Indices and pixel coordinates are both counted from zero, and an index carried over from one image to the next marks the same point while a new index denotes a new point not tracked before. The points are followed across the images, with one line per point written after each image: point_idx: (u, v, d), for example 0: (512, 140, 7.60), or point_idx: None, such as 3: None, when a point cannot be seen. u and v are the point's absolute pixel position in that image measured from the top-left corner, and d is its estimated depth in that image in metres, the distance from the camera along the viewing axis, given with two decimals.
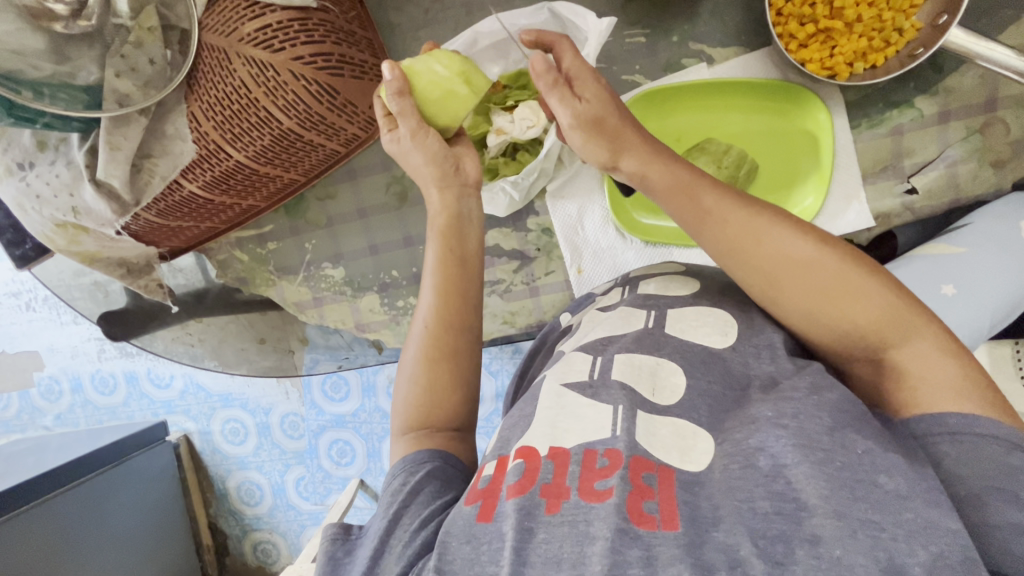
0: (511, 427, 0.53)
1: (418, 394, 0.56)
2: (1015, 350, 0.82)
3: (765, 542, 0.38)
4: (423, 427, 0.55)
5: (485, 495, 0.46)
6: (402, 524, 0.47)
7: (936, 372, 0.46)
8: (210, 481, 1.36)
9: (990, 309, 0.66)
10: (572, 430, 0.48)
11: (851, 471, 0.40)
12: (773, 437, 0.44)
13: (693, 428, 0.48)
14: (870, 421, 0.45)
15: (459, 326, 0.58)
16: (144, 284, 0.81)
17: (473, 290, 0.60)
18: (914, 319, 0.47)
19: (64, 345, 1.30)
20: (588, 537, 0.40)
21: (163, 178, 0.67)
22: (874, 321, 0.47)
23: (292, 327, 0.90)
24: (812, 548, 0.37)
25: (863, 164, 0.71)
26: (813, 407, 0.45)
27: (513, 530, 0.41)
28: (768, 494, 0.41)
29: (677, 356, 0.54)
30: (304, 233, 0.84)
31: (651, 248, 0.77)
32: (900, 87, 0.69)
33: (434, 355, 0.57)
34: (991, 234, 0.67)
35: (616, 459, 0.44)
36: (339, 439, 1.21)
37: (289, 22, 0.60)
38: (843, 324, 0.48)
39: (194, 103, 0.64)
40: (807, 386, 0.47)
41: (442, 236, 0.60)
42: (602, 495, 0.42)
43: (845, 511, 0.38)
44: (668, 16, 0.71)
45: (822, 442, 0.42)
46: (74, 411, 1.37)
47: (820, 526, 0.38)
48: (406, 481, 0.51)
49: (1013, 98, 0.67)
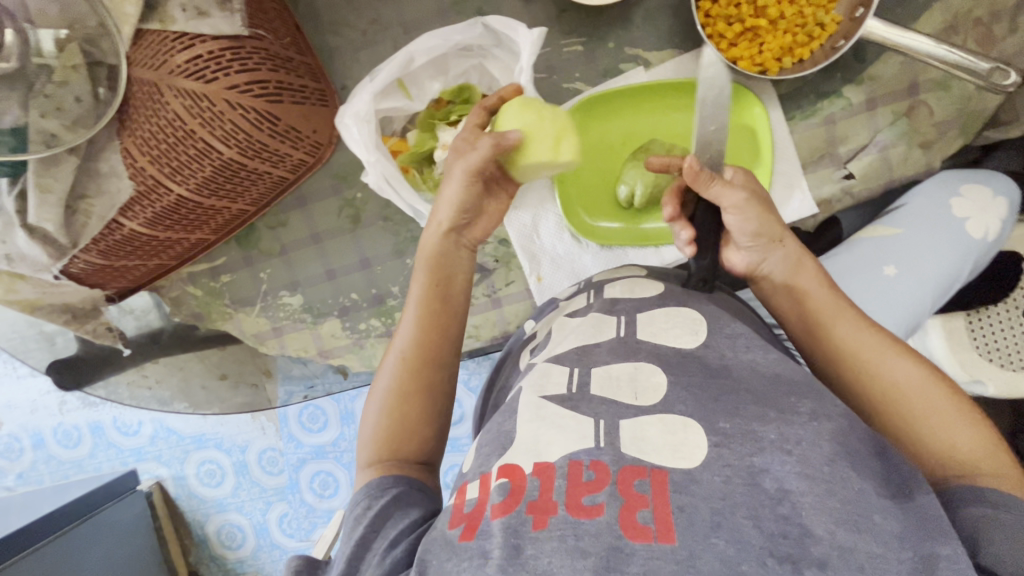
0: (489, 443, 0.52)
1: (388, 428, 0.55)
2: (969, 322, 0.89)
3: (773, 560, 0.39)
4: (393, 456, 0.54)
5: (468, 517, 0.45)
6: (372, 548, 0.47)
7: (956, 439, 0.49)
8: (188, 527, 1.30)
9: (929, 284, 0.72)
10: (554, 442, 0.47)
11: (852, 505, 0.41)
12: (777, 460, 0.44)
13: (683, 421, 0.48)
14: (860, 448, 0.46)
15: (436, 360, 0.58)
16: (93, 329, 0.79)
17: (456, 324, 0.60)
18: (935, 385, 0.52)
19: (23, 400, 1.25)
20: (578, 551, 0.39)
21: (101, 219, 0.64)
22: (896, 374, 0.53)
23: (257, 358, 0.88)
24: (820, 571, 0.38)
25: (801, 154, 0.73)
26: (813, 435, 0.45)
27: (499, 548, 0.40)
28: (774, 516, 0.41)
29: (653, 357, 0.54)
30: (258, 263, 0.83)
31: (608, 252, 0.78)
32: (828, 78, 0.72)
33: (409, 390, 0.56)
34: (921, 214, 0.73)
35: (603, 473, 0.44)
36: (321, 470, 1.18)
37: (220, 51, 0.59)
38: (871, 369, 0.54)
39: (127, 139, 0.61)
40: (806, 411, 0.48)
41: (429, 273, 0.60)
42: (592, 511, 0.42)
43: (851, 546, 0.39)
44: (602, 23, 0.73)
45: (823, 472, 0.43)
46: (37, 468, 1.30)
47: (826, 552, 0.39)
48: (370, 506, 0.50)
49: (934, 81, 0.69)
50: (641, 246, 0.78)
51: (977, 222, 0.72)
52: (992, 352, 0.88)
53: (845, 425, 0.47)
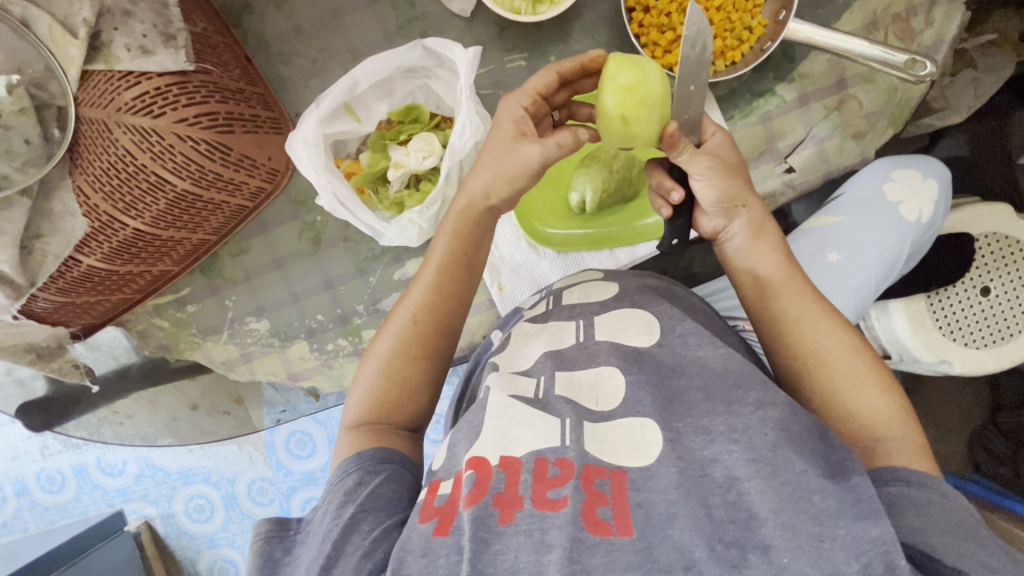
0: (459, 436, 0.52)
1: (384, 389, 0.57)
2: (929, 303, 0.90)
3: (722, 546, 0.40)
4: (385, 418, 0.56)
5: (441, 512, 0.44)
6: (360, 530, 0.46)
7: (872, 403, 0.54)
8: (179, 565, 1.29)
9: (873, 269, 0.75)
10: (522, 438, 0.48)
11: (794, 486, 0.43)
12: (726, 450, 0.46)
13: (640, 421, 0.49)
14: (801, 432, 0.47)
15: (444, 328, 0.60)
16: (59, 366, 0.79)
17: (468, 295, 0.62)
18: (862, 354, 0.56)
19: (3, 448, 1.23)
20: (544, 545, 0.40)
21: (57, 257, 0.64)
22: (834, 346, 0.56)
23: (224, 384, 0.89)
24: (764, 555, 0.40)
25: (743, 150, 0.76)
26: (759, 422, 0.47)
27: (469, 541, 0.41)
28: (724, 503, 0.43)
29: (613, 358, 0.56)
30: (223, 291, 0.83)
31: (565, 257, 0.80)
32: (760, 78, 0.75)
33: (413, 352, 0.58)
34: (859, 202, 0.77)
35: (568, 468, 0.45)
36: (311, 497, 1.17)
37: (167, 86, 0.60)
38: (816, 343, 0.56)
39: (79, 177, 0.62)
40: (752, 401, 0.49)
41: (457, 236, 0.61)
42: (557, 504, 0.43)
43: (793, 524, 0.41)
44: (543, 39, 0.76)
45: (768, 456, 0.45)
46: (21, 516, 1.28)
47: (770, 534, 0.41)
48: (364, 482, 0.50)
49: (860, 76, 0.73)
50: (596, 250, 0.80)
51: (909, 205, 0.75)
52: (954, 330, 0.90)
53: (789, 411, 0.48)
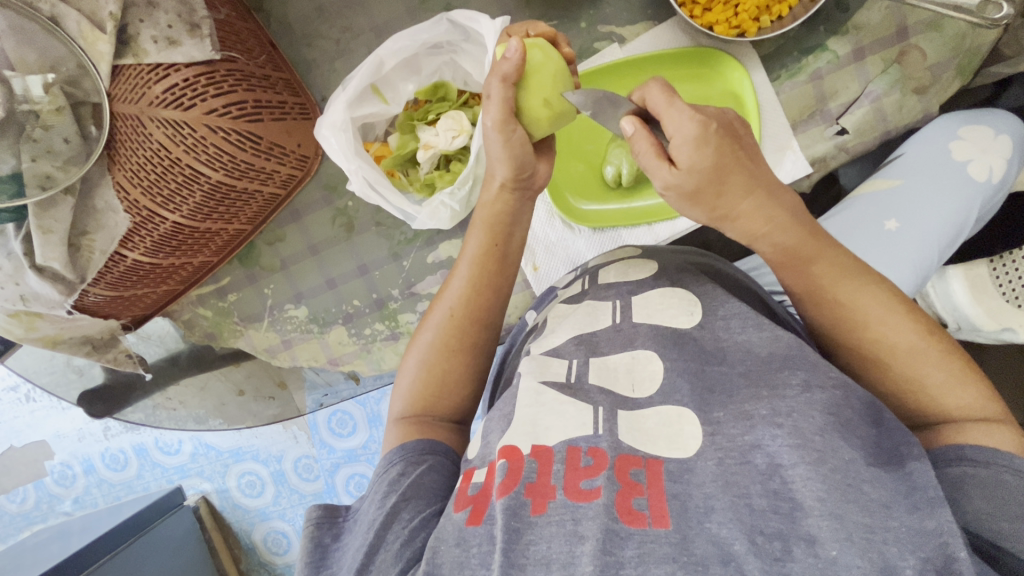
0: (492, 423, 0.52)
1: (425, 383, 0.57)
2: (993, 268, 0.84)
3: (763, 538, 0.39)
4: (427, 412, 0.56)
5: (475, 500, 0.45)
6: (400, 519, 0.46)
7: (943, 391, 0.48)
8: (236, 537, 1.35)
9: (937, 235, 0.70)
10: (554, 427, 0.47)
11: (844, 473, 0.40)
12: (769, 435, 0.44)
13: (677, 411, 0.47)
14: (852, 418, 0.44)
15: (484, 320, 0.59)
16: (113, 357, 0.82)
17: (508, 287, 0.61)
18: (927, 342, 0.48)
19: (69, 430, 1.30)
20: (576, 536, 0.39)
21: (103, 253, 0.66)
22: (895, 336, 0.49)
23: (269, 371, 0.91)
24: (809, 547, 0.38)
25: (789, 114, 0.71)
26: (805, 405, 0.44)
27: (502, 531, 0.40)
28: (765, 492, 0.41)
29: (650, 342, 0.53)
30: (262, 279, 0.85)
31: (600, 234, 0.78)
32: (810, 32, 0.69)
33: (452, 345, 0.58)
34: (920, 164, 0.72)
35: (600, 458, 0.44)
36: (355, 473, 1.20)
37: (196, 77, 0.60)
38: (872, 331, 0.49)
39: (119, 173, 0.63)
40: (798, 382, 0.46)
41: (490, 229, 0.60)
42: (590, 495, 0.42)
43: (842, 513, 0.39)
44: (573, 4, 0.72)
45: (815, 440, 0.42)
46: (91, 492, 1.36)
47: (816, 526, 0.38)
48: (406, 472, 0.50)
49: (924, 23, 0.66)
50: (632, 226, 0.77)
51: (979, 163, 0.71)
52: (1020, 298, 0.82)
53: (838, 397, 0.45)
